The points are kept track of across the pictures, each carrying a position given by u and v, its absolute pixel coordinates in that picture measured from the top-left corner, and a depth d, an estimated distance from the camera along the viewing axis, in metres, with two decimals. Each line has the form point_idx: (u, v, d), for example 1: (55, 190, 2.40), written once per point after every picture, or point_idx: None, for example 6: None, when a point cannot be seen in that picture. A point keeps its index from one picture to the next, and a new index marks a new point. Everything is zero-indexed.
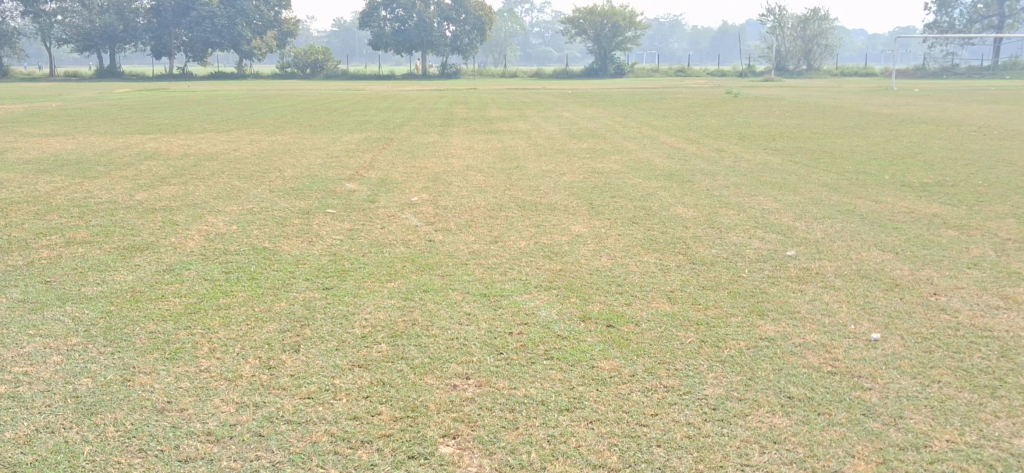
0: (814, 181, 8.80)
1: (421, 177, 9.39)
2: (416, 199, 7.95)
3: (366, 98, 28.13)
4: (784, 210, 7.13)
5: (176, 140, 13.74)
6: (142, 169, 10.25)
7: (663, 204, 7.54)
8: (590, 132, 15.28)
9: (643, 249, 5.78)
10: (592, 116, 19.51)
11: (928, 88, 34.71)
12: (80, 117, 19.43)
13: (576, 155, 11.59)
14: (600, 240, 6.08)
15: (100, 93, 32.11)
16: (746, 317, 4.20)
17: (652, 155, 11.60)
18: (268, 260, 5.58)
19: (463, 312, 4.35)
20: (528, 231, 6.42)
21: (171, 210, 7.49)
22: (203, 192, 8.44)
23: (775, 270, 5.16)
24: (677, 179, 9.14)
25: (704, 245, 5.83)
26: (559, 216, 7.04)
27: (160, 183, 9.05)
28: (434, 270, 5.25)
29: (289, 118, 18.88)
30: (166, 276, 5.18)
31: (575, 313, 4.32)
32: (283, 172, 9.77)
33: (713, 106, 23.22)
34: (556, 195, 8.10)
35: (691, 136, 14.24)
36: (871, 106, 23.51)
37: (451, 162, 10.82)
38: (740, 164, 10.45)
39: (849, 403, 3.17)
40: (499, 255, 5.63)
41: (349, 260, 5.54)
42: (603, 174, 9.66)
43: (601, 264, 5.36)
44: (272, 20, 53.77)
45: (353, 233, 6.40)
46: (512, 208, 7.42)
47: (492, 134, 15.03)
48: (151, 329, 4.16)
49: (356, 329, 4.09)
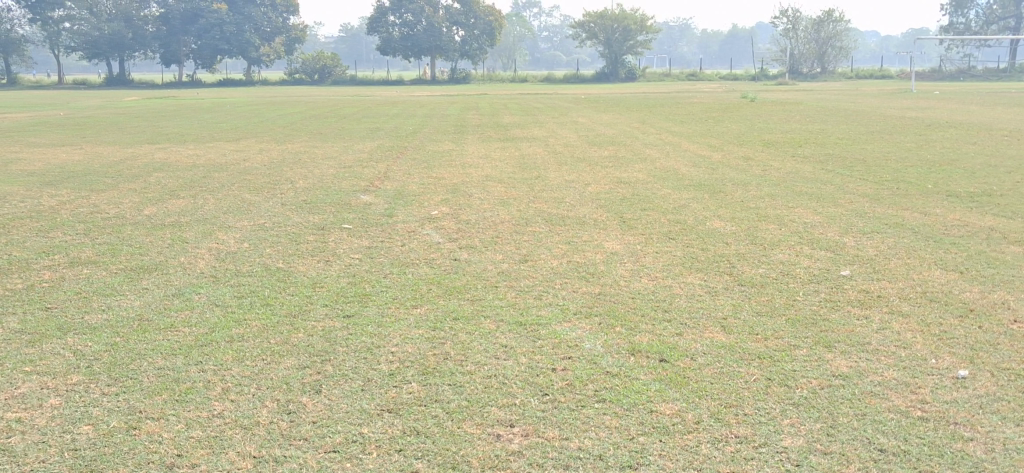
0: (853, 192, 8.43)
1: (440, 188, 9.03)
2: (437, 212, 7.59)
3: (376, 104, 27.79)
4: (828, 224, 6.77)
5: (185, 150, 13.40)
6: (149, 181, 9.90)
7: (697, 217, 7.18)
8: (609, 138, 14.92)
9: (685, 269, 5.40)
10: (609, 122, 19.14)
11: (948, 90, 34.23)
12: (88, 126, 19.12)
13: (598, 163, 11.23)
14: (637, 259, 5.69)
15: (106, 100, 31.81)
16: (812, 350, 3.81)
17: (677, 163, 11.24)
18: (284, 282, 5.19)
19: (499, 344, 3.96)
20: (559, 248, 6.05)
21: (179, 226, 7.12)
22: (213, 206, 8.08)
23: (832, 293, 4.78)
24: (707, 190, 8.77)
25: (748, 265, 5.44)
26: (589, 231, 6.67)
27: (169, 196, 8.70)
28: (462, 294, 4.87)
29: (300, 125, 18.54)
30: (177, 302, 4.77)
31: (622, 344, 3.93)
32: (296, 183, 9.42)
33: (731, 111, 22.84)
34: (583, 207, 7.73)
35: (714, 143, 13.88)
36: (893, 109, 23.10)
37: (469, 172, 10.45)
38: (771, 173, 10.09)
39: (952, 457, 2.78)
40: (531, 277, 5.25)
41: (369, 283, 5.15)
42: (629, 184, 9.29)
43: (642, 287, 4.97)
44: (281, 26, 53.50)
45: (372, 252, 6.03)
46: (539, 222, 7.06)
47: (508, 141, 14.68)
48: (159, 365, 3.75)
49: (382, 365, 3.70)
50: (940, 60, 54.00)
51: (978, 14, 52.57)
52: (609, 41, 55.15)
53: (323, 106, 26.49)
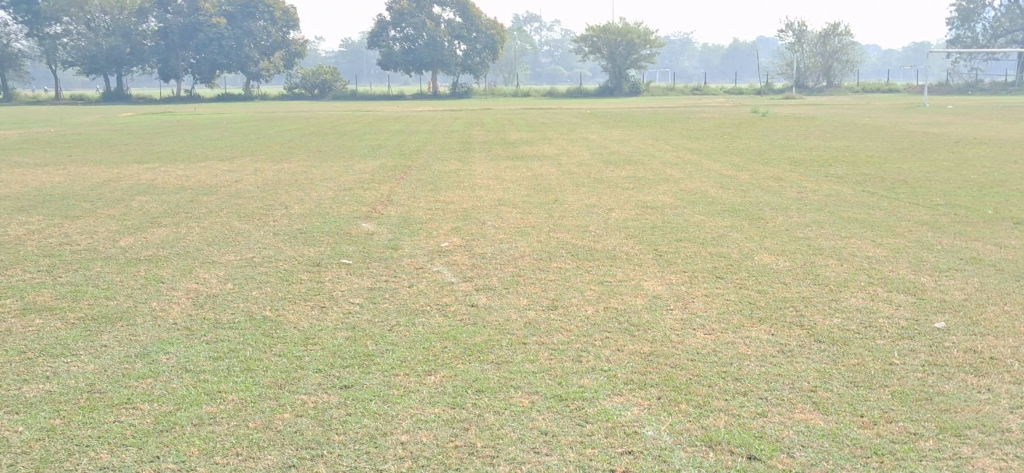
0: (907, 219, 7.61)
1: (451, 214, 8.21)
2: (447, 244, 6.75)
3: (379, 120, 27.00)
4: (896, 259, 5.95)
5: (175, 171, 12.58)
6: (132, 206, 9.08)
7: (742, 249, 6.36)
8: (624, 157, 14.11)
9: (745, 318, 4.58)
10: (620, 138, 18.39)
11: (963, 105, 33.25)
12: (77, 143, 18.31)
13: (617, 184, 10.46)
14: (687, 306, 4.86)
15: (102, 117, 31.04)
16: (942, 443, 2.98)
17: (702, 184, 10.42)
18: (269, 338, 4.35)
19: (538, 431, 3.12)
20: (592, 291, 5.22)
21: (157, 262, 6.29)
22: (197, 236, 7.25)
23: (933, 353, 3.94)
24: (745, 216, 7.94)
25: (820, 315, 4.61)
26: (622, 267, 5.85)
27: (150, 225, 7.88)
28: (485, 354, 4.04)
29: (298, 142, 17.75)
30: (139, 367, 3.93)
31: (697, 432, 3.09)
32: (291, 209, 8.60)
33: (744, 126, 22.04)
34: (611, 238, 6.92)
35: (737, 161, 13.08)
36: (913, 124, 22.31)
37: (480, 195, 9.64)
38: (808, 196, 9.26)
39: None
40: (566, 331, 4.41)
41: (372, 338, 4.31)
42: (656, 209, 8.46)
43: (701, 344, 4.12)
44: (282, 40, 52.82)
45: (375, 295, 5.19)
46: (564, 257, 6.23)
47: (518, 160, 13.88)
48: (104, 464, 2.92)
49: (391, 466, 2.87)
50: (947, 74, 53.12)
51: (986, 27, 51.85)
52: (612, 55, 54.34)
53: (323, 122, 25.68)
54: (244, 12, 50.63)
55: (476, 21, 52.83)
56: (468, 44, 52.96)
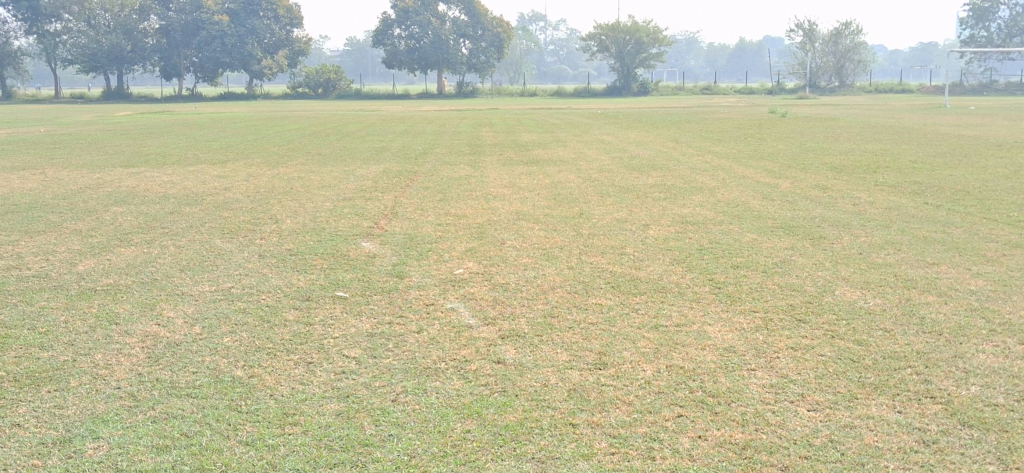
0: (993, 240, 6.56)
1: (463, 231, 7.17)
2: (463, 272, 5.70)
3: (382, 121, 25.93)
4: (1007, 295, 4.91)
5: (162, 176, 11.57)
6: (103, 219, 8.07)
7: (817, 280, 5.31)
8: (646, 161, 13.03)
9: (857, 387, 3.53)
10: (638, 141, 17.32)
11: (987, 106, 32.11)
12: (63, 144, 17.25)
13: (646, 194, 9.45)
14: (772, 365, 3.80)
15: (99, 116, 30.09)
16: None
17: (741, 194, 9.41)
18: (237, 415, 3.31)
19: None
20: (647, 341, 4.17)
21: (115, 293, 5.27)
22: (170, 260, 6.21)
23: None
24: (804, 234, 6.90)
25: (950, 382, 3.58)
26: (678, 305, 4.81)
27: (118, 243, 6.87)
28: (523, 445, 2.99)
29: (295, 145, 16.71)
30: (54, 465, 2.91)
31: None
32: (282, 224, 7.58)
33: (765, 127, 21.04)
34: (655, 263, 5.89)
35: (770, 167, 12.02)
36: (944, 126, 21.26)
37: (494, 206, 8.61)
38: (865, 209, 8.20)
39: None
40: (627, 404, 3.36)
41: (370, 416, 3.26)
42: (698, 225, 7.44)
43: (810, 430, 3.09)
44: (284, 39, 51.72)
45: (377, 346, 4.14)
46: (602, 289, 5.20)
47: (533, 165, 12.84)
48: None
49: None
50: (962, 75, 52.01)
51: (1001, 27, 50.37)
52: (620, 54, 53.27)
53: (325, 122, 24.65)
54: (246, 9, 49.45)
55: (481, 19, 51.80)
56: (474, 42, 51.95)
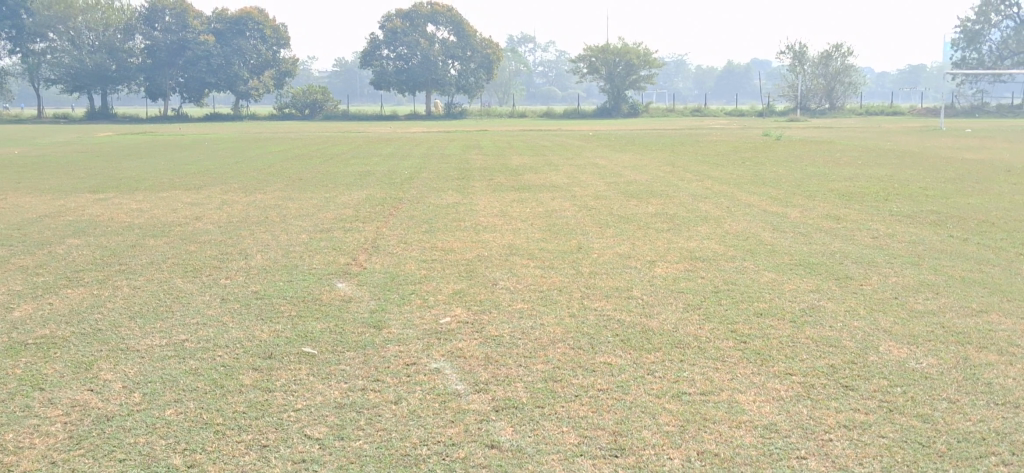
0: None
1: (451, 270, 6.48)
2: (450, 321, 5.00)
3: (366, 142, 25.29)
4: None
5: (130, 203, 10.87)
6: (56, 253, 7.38)
7: (856, 334, 4.63)
8: (644, 188, 12.38)
9: None
10: (633, 164, 16.67)
11: (983, 128, 31.50)
12: (34, 167, 16.57)
13: (646, 224, 8.80)
14: (826, 452, 3.12)
15: (77, 137, 29.32)
16: None
17: (749, 225, 8.75)
18: None
19: None
20: (670, 416, 3.48)
21: (48, 348, 4.56)
22: (120, 304, 5.50)
23: None
24: (828, 274, 6.23)
25: None
26: (701, 366, 4.11)
27: (66, 282, 6.17)
28: None
29: (276, 168, 16.05)
30: None
31: None
32: (251, 260, 6.89)
33: (761, 151, 20.45)
34: (666, 310, 5.21)
35: (775, 195, 11.38)
36: (943, 149, 20.66)
37: (485, 239, 7.94)
38: (888, 243, 7.55)
39: None
40: None
41: None
42: (708, 261, 6.78)
43: None
44: (270, 59, 51.17)
45: (348, 424, 3.44)
46: (610, 344, 4.50)
47: (524, 191, 12.18)
48: None
49: None
50: (953, 96, 51.53)
51: (992, 48, 49.92)
52: (610, 76, 52.71)
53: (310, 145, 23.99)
54: (232, 29, 48.99)
55: (469, 40, 51.27)
56: (461, 63, 51.36)
